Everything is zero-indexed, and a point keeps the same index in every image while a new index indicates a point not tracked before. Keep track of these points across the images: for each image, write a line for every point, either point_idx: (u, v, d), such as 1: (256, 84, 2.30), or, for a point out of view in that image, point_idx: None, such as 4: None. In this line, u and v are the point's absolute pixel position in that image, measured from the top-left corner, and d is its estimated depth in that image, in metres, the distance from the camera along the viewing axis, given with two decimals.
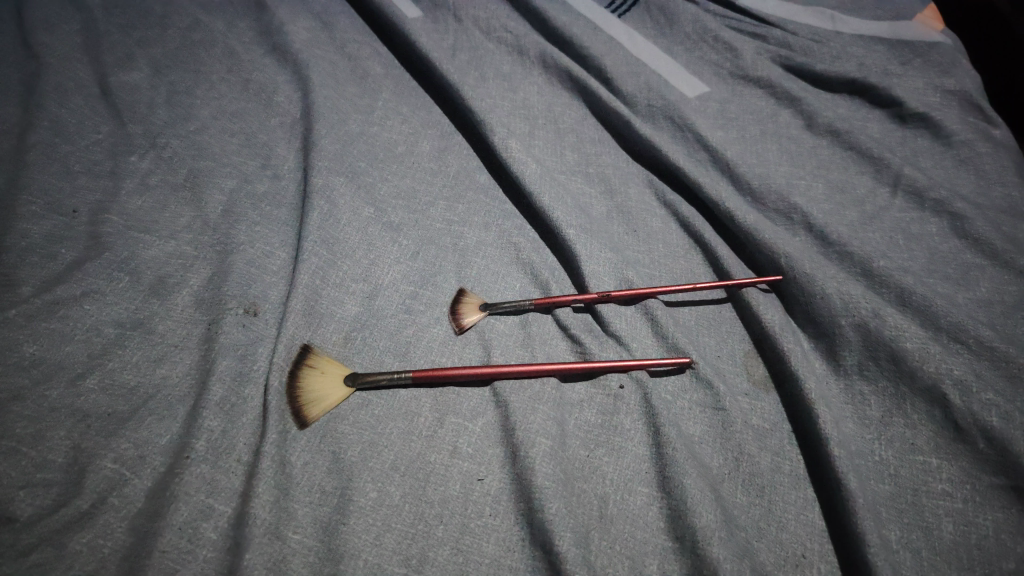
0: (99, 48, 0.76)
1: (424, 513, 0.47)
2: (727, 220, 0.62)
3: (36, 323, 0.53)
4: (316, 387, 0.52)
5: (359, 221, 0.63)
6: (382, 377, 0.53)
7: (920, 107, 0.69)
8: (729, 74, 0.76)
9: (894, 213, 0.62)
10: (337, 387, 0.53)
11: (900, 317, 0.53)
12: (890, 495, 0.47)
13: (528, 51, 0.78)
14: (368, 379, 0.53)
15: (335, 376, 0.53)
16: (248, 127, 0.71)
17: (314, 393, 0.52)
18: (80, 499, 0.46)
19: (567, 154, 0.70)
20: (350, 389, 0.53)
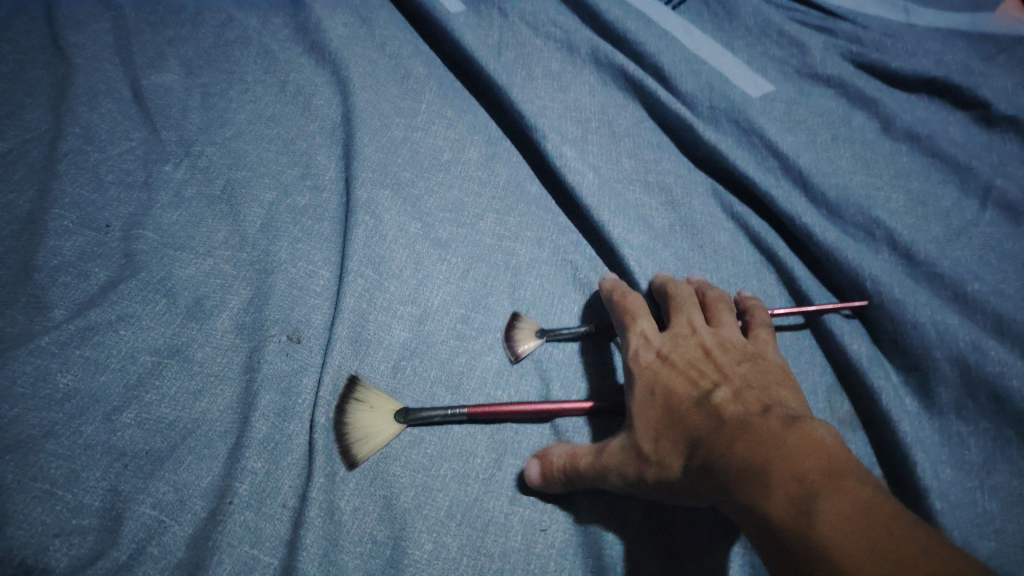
0: (130, 48, 0.72)
1: (484, 568, 0.44)
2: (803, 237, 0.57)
3: (70, 350, 0.50)
4: (365, 423, 0.49)
5: (405, 238, 0.59)
6: (435, 413, 0.49)
7: (1009, 109, 0.64)
8: (795, 73, 0.71)
9: (984, 228, 0.58)
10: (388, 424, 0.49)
11: (1004, 352, 0.48)
12: (995, 553, 0.42)
13: (579, 46, 0.74)
14: (419, 416, 0.49)
15: (385, 412, 0.49)
16: (285, 131, 0.67)
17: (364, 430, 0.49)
18: (117, 551, 0.43)
19: (624, 160, 0.66)
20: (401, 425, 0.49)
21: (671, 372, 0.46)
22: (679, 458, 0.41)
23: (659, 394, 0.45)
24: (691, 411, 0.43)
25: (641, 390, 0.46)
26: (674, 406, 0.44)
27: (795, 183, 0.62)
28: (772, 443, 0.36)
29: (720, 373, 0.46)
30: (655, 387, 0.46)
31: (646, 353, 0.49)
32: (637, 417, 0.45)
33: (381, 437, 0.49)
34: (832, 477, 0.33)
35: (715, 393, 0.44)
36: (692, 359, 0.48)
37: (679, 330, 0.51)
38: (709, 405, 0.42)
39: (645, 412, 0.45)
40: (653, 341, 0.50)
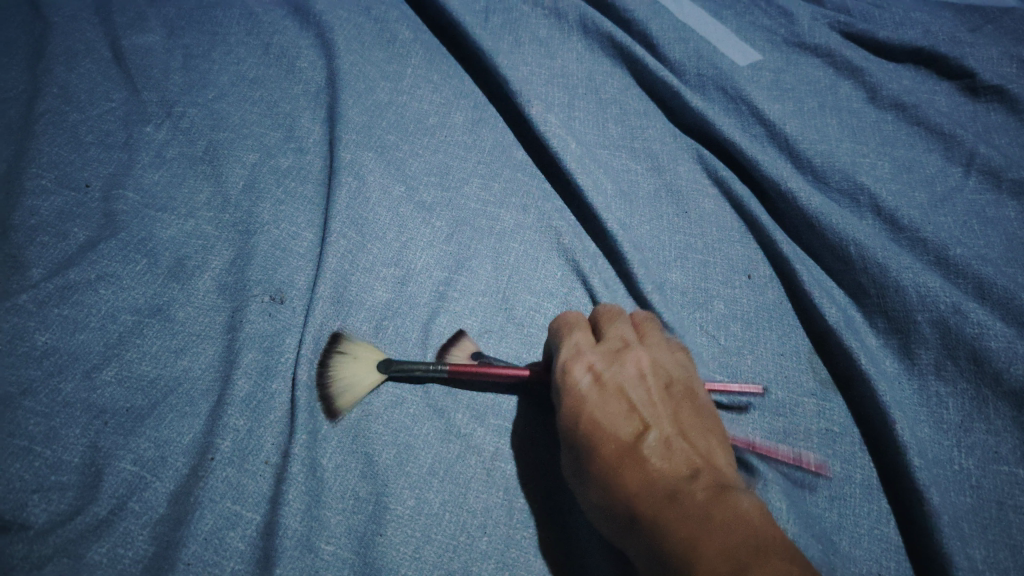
0: (110, 8, 0.71)
1: (467, 524, 0.44)
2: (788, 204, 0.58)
3: (48, 309, 0.50)
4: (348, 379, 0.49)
5: (389, 200, 0.59)
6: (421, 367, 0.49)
7: (994, 78, 0.65)
8: (783, 42, 0.71)
9: (968, 194, 0.58)
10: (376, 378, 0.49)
11: (982, 313, 0.49)
12: (972, 509, 0.43)
13: (566, 13, 0.73)
14: (399, 368, 0.49)
15: (368, 362, 0.49)
16: (269, 94, 0.66)
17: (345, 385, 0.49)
18: (97, 506, 0.42)
19: (610, 127, 0.66)
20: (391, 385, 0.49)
21: (601, 398, 0.44)
22: (605, 505, 0.40)
23: (590, 421, 0.42)
24: (617, 453, 0.41)
25: (570, 409, 0.43)
26: (603, 439, 0.42)
27: (781, 152, 0.62)
28: (703, 519, 0.36)
29: (652, 405, 0.44)
30: (586, 414, 0.43)
31: (577, 367, 0.45)
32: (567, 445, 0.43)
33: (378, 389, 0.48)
34: (763, 561, 0.34)
35: (646, 435, 0.42)
36: (626, 381, 0.45)
37: (612, 343, 0.47)
38: (638, 452, 0.41)
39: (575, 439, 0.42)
40: (586, 355, 0.46)
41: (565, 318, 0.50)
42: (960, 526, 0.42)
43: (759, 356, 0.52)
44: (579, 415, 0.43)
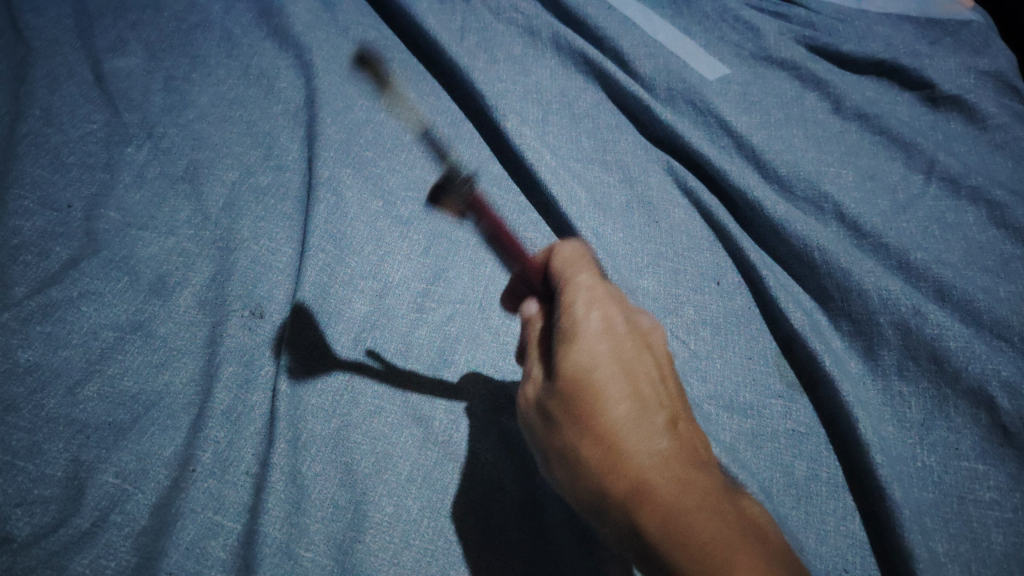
0: (91, 33, 0.72)
1: (444, 530, 0.45)
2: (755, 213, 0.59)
3: (30, 327, 0.51)
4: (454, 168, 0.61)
5: (367, 215, 0.60)
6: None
7: (953, 89, 0.67)
8: (751, 56, 0.73)
9: (929, 201, 0.60)
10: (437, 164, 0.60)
11: (941, 314, 0.51)
12: (934, 504, 0.45)
13: (540, 32, 0.75)
14: None
15: None
16: (249, 113, 0.67)
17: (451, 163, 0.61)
18: (79, 518, 0.43)
19: (583, 141, 0.67)
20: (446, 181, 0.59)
21: (622, 354, 0.41)
22: (609, 471, 0.38)
23: (609, 370, 0.40)
24: (633, 422, 0.39)
25: (591, 352, 0.40)
26: (620, 395, 0.40)
27: (749, 162, 0.64)
28: (718, 522, 0.37)
29: (655, 372, 0.43)
30: (606, 361, 0.40)
31: (597, 319, 0.42)
32: (571, 381, 0.40)
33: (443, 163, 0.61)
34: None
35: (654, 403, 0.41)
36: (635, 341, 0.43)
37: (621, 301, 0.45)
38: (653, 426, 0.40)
39: (586, 382, 0.40)
40: (603, 304, 0.43)
41: (572, 263, 0.47)
42: (923, 519, 0.44)
43: (727, 360, 0.53)
44: (601, 365, 0.40)
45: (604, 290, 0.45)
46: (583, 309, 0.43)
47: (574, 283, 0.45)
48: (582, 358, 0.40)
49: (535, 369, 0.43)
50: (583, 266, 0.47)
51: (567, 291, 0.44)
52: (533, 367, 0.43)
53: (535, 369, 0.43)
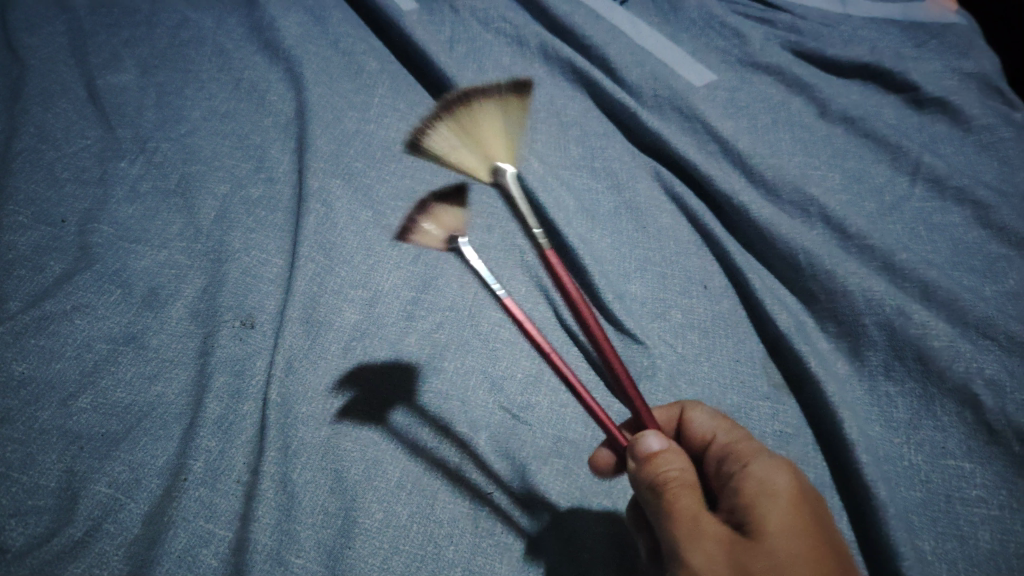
0: (85, 49, 0.73)
1: (433, 534, 0.46)
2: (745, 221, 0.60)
3: (24, 339, 0.51)
4: (452, 156, 0.54)
5: (356, 225, 0.60)
6: (452, 229, 0.47)
7: (937, 91, 0.68)
8: (737, 62, 0.73)
9: (915, 203, 0.60)
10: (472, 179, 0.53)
11: (925, 314, 0.51)
12: (921, 503, 0.45)
13: (528, 41, 0.75)
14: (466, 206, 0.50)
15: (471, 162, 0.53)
16: (241, 127, 0.68)
17: (468, 147, 0.54)
18: (72, 528, 0.43)
19: (571, 148, 0.68)
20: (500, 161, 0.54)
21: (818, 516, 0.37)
22: None
23: (815, 526, 0.36)
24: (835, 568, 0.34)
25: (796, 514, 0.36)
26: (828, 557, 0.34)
27: (735, 166, 0.65)
28: None
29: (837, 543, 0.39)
30: (807, 519, 0.36)
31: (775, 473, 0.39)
32: (776, 531, 0.35)
33: (460, 161, 0.54)
34: None
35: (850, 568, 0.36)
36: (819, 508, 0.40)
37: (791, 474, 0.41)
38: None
39: (793, 536, 0.34)
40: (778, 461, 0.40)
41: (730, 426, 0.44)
42: (909, 519, 0.44)
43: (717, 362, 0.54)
44: (787, 510, 0.36)
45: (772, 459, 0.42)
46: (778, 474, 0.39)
47: (745, 444, 0.42)
48: (775, 511, 0.36)
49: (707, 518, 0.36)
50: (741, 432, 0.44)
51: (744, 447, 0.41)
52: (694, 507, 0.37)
53: (704, 518, 0.36)
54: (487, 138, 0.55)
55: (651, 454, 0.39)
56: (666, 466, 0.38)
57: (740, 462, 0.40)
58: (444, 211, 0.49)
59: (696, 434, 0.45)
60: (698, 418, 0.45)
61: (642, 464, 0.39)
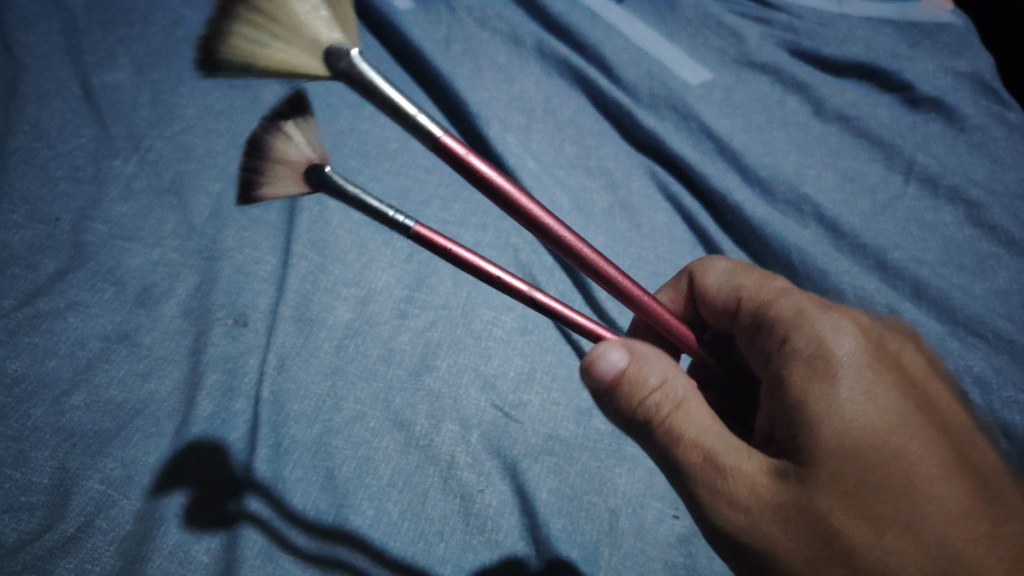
0: (80, 46, 0.70)
1: (424, 531, 0.47)
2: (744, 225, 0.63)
3: (19, 337, 0.51)
4: (276, 57, 0.44)
5: (350, 224, 0.61)
6: (304, 152, 0.48)
7: (932, 91, 0.69)
8: (734, 61, 0.73)
9: (908, 202, 0.62)
10: (310, 77, 0.44)
11: (916, 312, 0.55)
12: None
13: (524, 40, 0.73)
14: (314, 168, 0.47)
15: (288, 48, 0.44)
16: (235, 126, 0.67)
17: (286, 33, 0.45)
18: (65, 523, 0.43)
19: (566, 147, 0.68)
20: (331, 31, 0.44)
21: (877, 380, 0.39)
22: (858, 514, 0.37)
23: (864, 387, 0.39)
24: (877, 438, 0.38)
25: (851, 397, 0.38)
26: (890, 436, 0.38)
27: (729, 164, 0.66)
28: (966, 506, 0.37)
29: (909, 378, 0.41)
30: (858, 381, 0.39)
31: (803, 335, 0.42)
32: (819, 419, 0.38)
33: (285, 62, 0.44)
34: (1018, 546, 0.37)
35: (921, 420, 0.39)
36: (879, 347, 0.41)
37: (823, 302, 0.44)
38: (896, 431, 0.38)
39: (845, 440, 0.37)
40: (809, 309, 0.43)
41: (753, 286, 0.47)
42: None
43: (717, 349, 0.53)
44: (834, 383, 0.39)
45: (822, 301, 0.44)
46: (822, 343, 0.40)
47: (783, 301, 0.44)
48: (814, 393, 0.39)
49: (728, 444, 0.39)
50: (769, 288, 0.46)
51: (781, 305, 0.44)
52: (687, 432, 0.40)
53: (712, 443, 0.39)
54: (289, 16, 0.44)
55: (622, 376, 0.41)
56: (643, 384, 0.41)
57: (781, 333, 0.43)
58: (289, 132, 0.48)
59: (715, 297, 0.49)
60: (712, 282, 0.50)
61: (619, 384, 0.41)
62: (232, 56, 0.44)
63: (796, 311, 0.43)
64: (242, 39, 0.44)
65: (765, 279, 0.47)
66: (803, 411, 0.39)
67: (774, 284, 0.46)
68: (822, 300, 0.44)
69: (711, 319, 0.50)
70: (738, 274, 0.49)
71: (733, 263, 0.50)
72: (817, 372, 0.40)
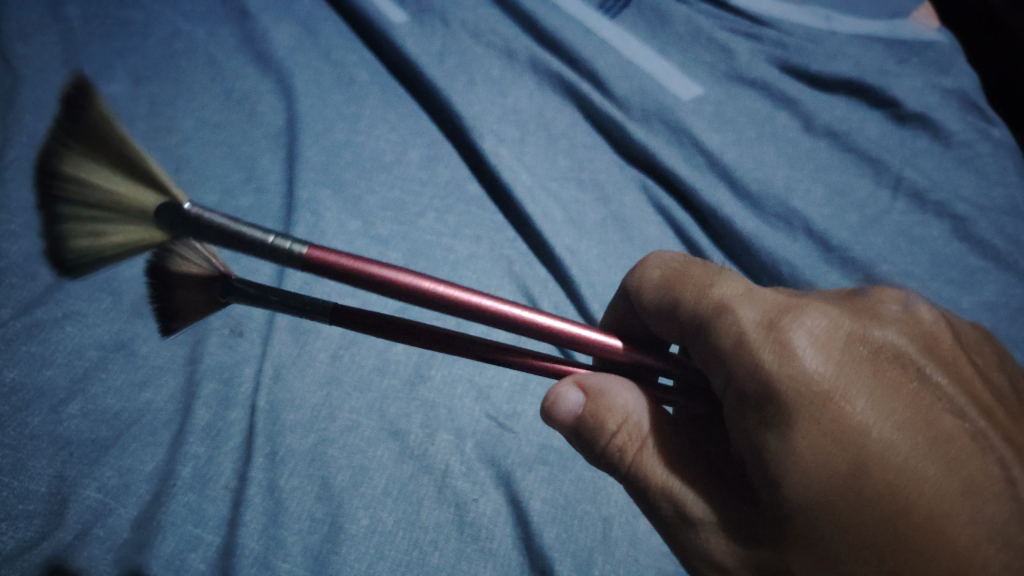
0: (78, 58, 0.69)
1: (419, 540, 0.47)
2: (734, 240, 0.63)
3: (16, 346, 0.51)
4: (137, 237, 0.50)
5: (345, 236, 0.61)
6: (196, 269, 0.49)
7: (918, 107, 0.72)
8: (724, 76, 0.74)
9: (895, 216, 0.65)
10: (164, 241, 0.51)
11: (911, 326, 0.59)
12: None
13: (518, 55, 0.74)
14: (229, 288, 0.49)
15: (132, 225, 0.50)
16: (231, 138, 0.67)
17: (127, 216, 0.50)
18: (62, 531, 0.44)
19: (559, 160, 0.69)
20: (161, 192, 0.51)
21: (831, 420, 0.39)
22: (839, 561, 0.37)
23: (818, 427, 0.39)
24: (841, 481, 0.38)
25: (804, 448, 0.38)
26: (851, 475, 0.38)
27: (720, 178, 0.67)
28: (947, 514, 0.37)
29: (873, 393, 0.40)
30: (811, 422, 0.39)
31: (748, 368, 0.41)
32: (783, 473, 0.38)
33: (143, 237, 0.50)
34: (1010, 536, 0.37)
35: (891, 446, 0.39)
36: (832, 368, 0.40)
37: (768, 312, 0.42)
38: (858, 466, 0.38)
39: (806, 496, 0.38)
40: (747, 329, 0.42)
41: (690, 300, 0.46)
42: None
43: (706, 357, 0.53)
44: (787, 432, 0.39)
45: (763, 318, 0.42)
46: (766, 386, 0.40)
47: (726, 317, 0.43)
48: (773, 444, 0.39)
49: (698, 503, 0.41)
50: (706, 303, 0.44)
51: (723, 323, 0.43)
52: (653, 481, 0.41)
53: (681, 494, 0.41)
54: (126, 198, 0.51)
55: (579, 422, 0.43)
56: (604, 430, 0.43)
57: (731, 360, 0.42)
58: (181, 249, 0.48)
59: (652, 296, 0.48)
60: (652, 275, 0.49)
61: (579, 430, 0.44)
62: (79, 247, 0.51)
63: (737, 338, 0.42)
64: (90, 236, 0.51)
65: (706, 278, 0.46)
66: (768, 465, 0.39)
67: (715, 287, 0.45)
68: (766, 315, 0.42)
69: (659, 328, 0.49)
70: (675, 274, 0.48)
71: (662, 275, 0.48)
72: (769, 421, 0.40)
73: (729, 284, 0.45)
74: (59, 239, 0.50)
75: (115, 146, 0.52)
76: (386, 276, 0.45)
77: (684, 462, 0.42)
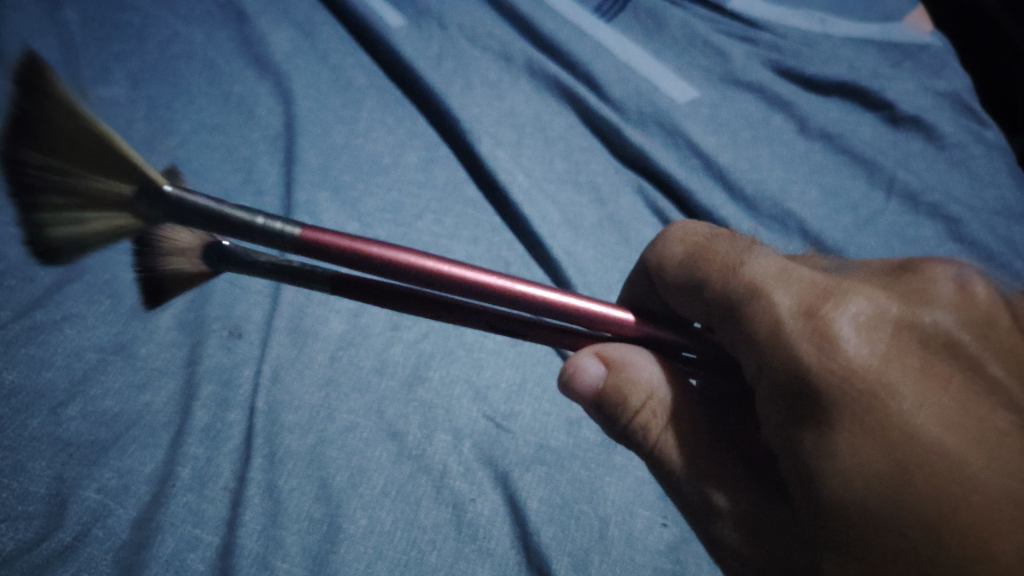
0: (76, 61, 0.69)
1: (417, 539, 0.47)
2: None
3: (15, 348, 0.51)
4: (119, 222, 0.49)
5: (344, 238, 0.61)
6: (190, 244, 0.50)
7: (912, 110, 0.73)
8: (720, 79, 0.74)
9: (889, 217, 0.66)
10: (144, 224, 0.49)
11: None
12: None
13: (515, 58, 0.74)
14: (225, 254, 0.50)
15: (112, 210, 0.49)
16: (229, 140, 0.67)
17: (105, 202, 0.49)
18: (62, 532, 0.44)
19: (556, 162, 0.69)
20: (133, 173, 0.49)
21: (873, 414, 0.37)
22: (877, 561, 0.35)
23: (857, 423, 0.37)
24: (880, 480, 0.36)
25: (843, 447, 0.36)
26: (892, 474, 0.36)
27: (716, 180, 0.67)
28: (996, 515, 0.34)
29: (920, 383, 0.38)
30: (851, 419, 0.37)
31: (783, 358, 0.39)
32: (819, 473, 0.37)
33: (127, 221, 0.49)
34: None
35: (939, 443, 0.36)
36: (874, 359, 0.38)
37: (807, 297, 0.40)
38: (900, 464, 0.36)
39: (843, 496, 0.36)
40: (782, 315, 0.40)
41: (718, 280, 0.44)
42: None
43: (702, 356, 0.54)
44: (823, 430, 0.37)
45: (800, 304, 0.40)
46: (801, 379, 0.38)
47: (759, 302, 0.41)
48: (808, 442, 0.37)
49: (726, 493, 0.41)
50: (736, 284, 0.42)
51: (756, 307, 0.41)
52: (677, 467, 0.42)
53: (712, 487, 0.41)
54: (101, 183, 0.48)
55: (597, 396, 0.45)
56: (626, 406, 0.44)
57: (765, 348, 0.40)
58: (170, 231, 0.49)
59: (674, 276, 0.48)
60: (674, 258, 0.48)
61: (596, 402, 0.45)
62: (58, 235, 0.49)
63: (771, 326, 0.40)
64: (62, 224, 0.48)
65: (736, 258, 0.44)
66: (803, 464, 0.37)
67: (748, 267, 0.43)
68: (803, 300, 0.40)
69: (680, 306, 0.48)
70: (702, 255, 0.46)
71: (684, 253, 0.47)
72: (806, 418, 0.38)
73: (761, 263, 0.43)
74: (37, 229, 0.48)
75: (70, 121, 0.48)
76: (374, 253, 0.46)
77: (714, 440, 0.43)
